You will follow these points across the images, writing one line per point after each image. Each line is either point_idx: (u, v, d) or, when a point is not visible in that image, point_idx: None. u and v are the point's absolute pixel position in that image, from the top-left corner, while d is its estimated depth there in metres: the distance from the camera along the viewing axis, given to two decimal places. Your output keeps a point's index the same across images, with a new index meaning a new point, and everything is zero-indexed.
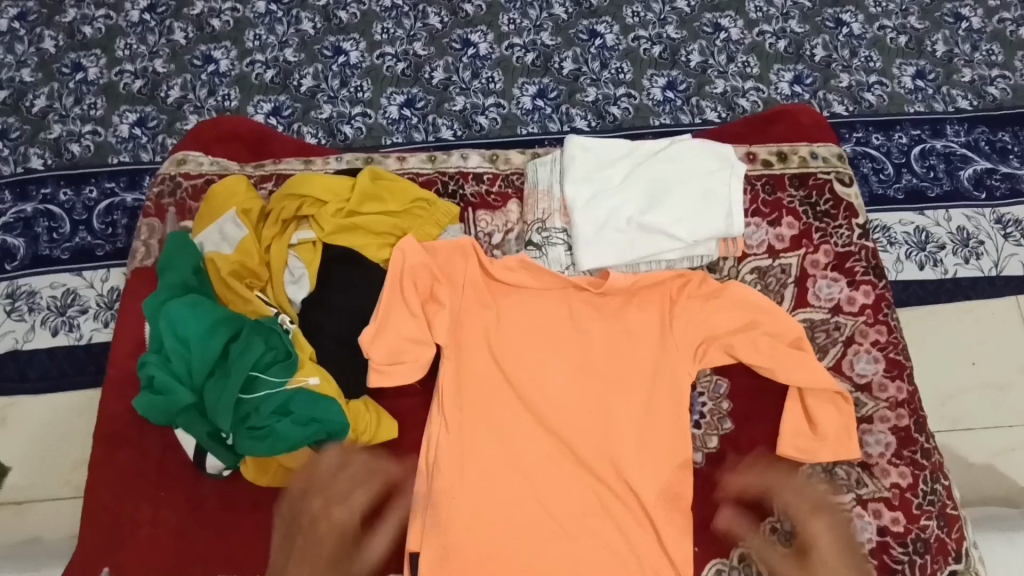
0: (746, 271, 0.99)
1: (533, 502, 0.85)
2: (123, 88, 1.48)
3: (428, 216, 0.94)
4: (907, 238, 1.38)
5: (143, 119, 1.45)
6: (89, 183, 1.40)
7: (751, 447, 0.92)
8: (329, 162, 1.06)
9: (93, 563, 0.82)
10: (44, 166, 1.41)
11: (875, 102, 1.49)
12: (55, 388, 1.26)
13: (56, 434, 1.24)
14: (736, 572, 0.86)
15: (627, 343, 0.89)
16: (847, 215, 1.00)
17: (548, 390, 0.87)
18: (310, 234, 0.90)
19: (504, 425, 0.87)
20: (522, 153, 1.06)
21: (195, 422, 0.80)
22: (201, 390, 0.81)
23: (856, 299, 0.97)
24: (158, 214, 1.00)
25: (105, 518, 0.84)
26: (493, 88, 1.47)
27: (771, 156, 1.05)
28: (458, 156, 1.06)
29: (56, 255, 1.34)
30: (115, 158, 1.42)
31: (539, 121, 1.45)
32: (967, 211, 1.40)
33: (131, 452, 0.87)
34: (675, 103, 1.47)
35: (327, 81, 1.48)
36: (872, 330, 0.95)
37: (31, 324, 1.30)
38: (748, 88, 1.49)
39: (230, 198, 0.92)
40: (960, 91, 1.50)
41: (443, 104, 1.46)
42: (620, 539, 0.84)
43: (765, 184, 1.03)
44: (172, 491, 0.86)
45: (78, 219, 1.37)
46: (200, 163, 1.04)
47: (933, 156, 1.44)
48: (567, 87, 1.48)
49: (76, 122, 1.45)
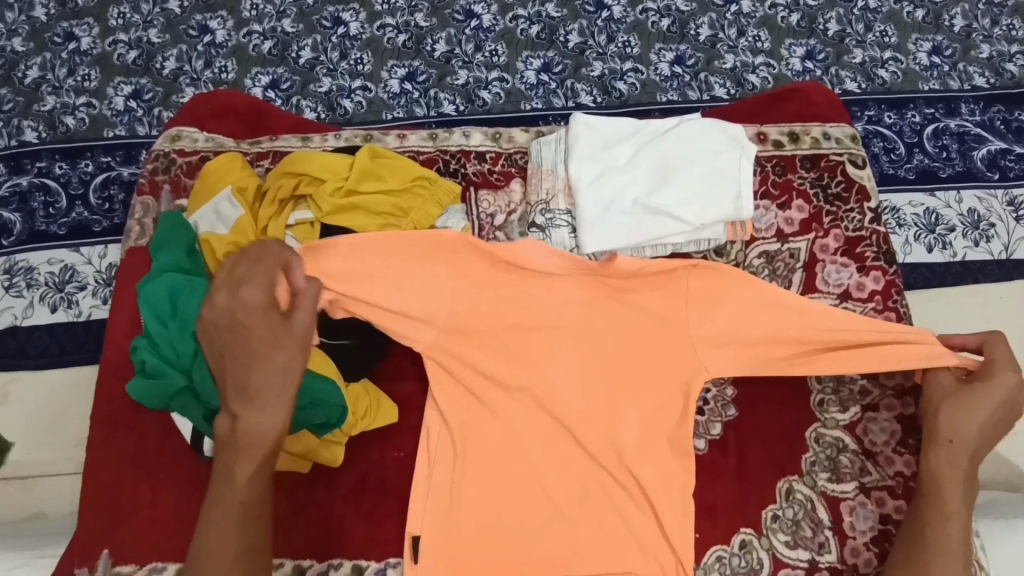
0: (753, 255, 0.97)
1: (535, 488, 0.84)
2: (117, 59, 1.44)
3: (429, 195, 0.90)
4: (917, 219, 1.35)
5: (138, 91, 1.42)
6: (85, 157, 1.37)
7: (755, 434, 0.90)
8: (327, 140, 1.03)
9: (92, 545, 0.81)
10: (38, 139, 1.38)
11: (889, 79, 1.44)
12: (53, 364, 1.25)
13: (54, 411, 1.22)
14: (736, 558, 0.85)
15: (634, 330, 0.87)
16: (858, 198, 0.98)
17: (553, 378, 0.86)
18: (308, 215, 0.87)
19: (505, 411, 0.86)
20: (525, 131, 1.03)
21: (189, 406, 0.78)
22: (190, 372, 0.78)
23: (865, 285, 0.95)
24: (153, 192, 0.98)
25: (105, 499, 0.83)
26: (496, 61, 1.43)
27: (782, 137, 1.02)
28: (459, 134, 1.03)
29: (53, 231, 1.32)
30: (110, 132, 1.39)
31: (544, 96, 1.41)
32: (979, 193, 1.37)
33: (130, 433, 0.86)
34: (682, 79, 1.43)
35: (325, 53, 1.43)
36: (881, 317, 0.93)
37: (29, 301, 1.28)
38: (758, 64, 1.44)
39: (226, 177, 0.90)
40: (977, 68, 1.46)
41: (445, 78, 1.42)
42: (621, 524, 0.83)
43: (776, 165, 1.00)
44: (172, 472, 0.85)
45: (74, 193, 1.34)
46: (195, 139, 1.01)
47: (947, 135, 1.40)
48: (572, 61, 1.43)
49: (70, 94, 1.41)
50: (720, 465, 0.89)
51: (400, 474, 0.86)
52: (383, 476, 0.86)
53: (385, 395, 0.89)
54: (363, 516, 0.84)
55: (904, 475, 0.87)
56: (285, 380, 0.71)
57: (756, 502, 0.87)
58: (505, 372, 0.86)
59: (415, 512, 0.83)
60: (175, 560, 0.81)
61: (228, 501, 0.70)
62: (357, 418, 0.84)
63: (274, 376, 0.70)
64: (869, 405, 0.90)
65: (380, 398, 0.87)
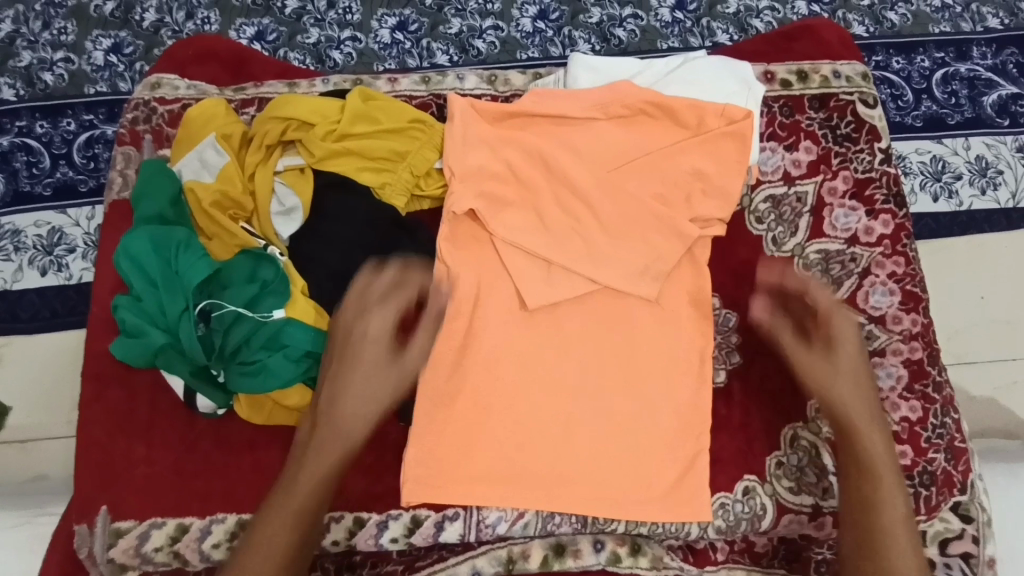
0: (759, 200, 0.94)
1: (536, 438, 0.83)
2: (94, 11, 1.34)
3: (427, 138, 0.86)
4: (923, 167, 1.30)
5: (118, 45, 1.32)
6: (67, 114, 1.28)
7: (762, 382, 0.89)
8: (315, 85, 0.98)
9: (90, 501, 0.80)
10: (16, 97, 1.29)
11: (898, 22, 1.38)
12: (42, 328, 1.19)
13: (47, 379, 1.17)
14: (739, 504, 0.85)
15: (633, 292, 0.85)
16: (869, 138, 0.94)
17: (556, 327, 0.86)
18: (297, 161, 0.83)
19: (501, 369, 0.84)
20: (523, 74, 0.99)
21: (173, 361, 0.74)
22: (173, 330, 0.74)
23: (874, 229, 0.92)
24: (134, 142, 0.93)
25: (98, 455, 0.82)
26: (490, 8, 1.35)
27: (790, 76, 0.97)
28: (453, 77, 0.98)
29: (37, 192, 1.24)
30: (92, 88, 1.30)
31: (541, 44, 1.34)
32: (987, 139, 1.32)
33: (120, 392, 0.84)
34: (684, 25, 1.36)
35: (312, 1, 1.35)
36: (890, 261, 0.91)
37: (17, 264, 1.21)
38: (763, 8, 1.37)
39: (208, 123, 0.85)
40: (990, 8, 1.40)
41: (438, 27, 1.34)
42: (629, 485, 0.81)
43: (783, 106, 0.96)
44: (165, 430, 0.83)
45: (57, 153, 1.26)
46: (176, 87, 0.96)
47: (956, 80, 1.35)
48: (570, 8, 1.36)
49: (46, 48, 1.31)
50: (723, 413, 0.89)
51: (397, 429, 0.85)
52: (382, 430, 0.85)
53: None
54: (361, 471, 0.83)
55: (910, 420, 0.86)
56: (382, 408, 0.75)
57: (760, 450, 0.87)
58: (503, 332, 0.85)
59: (410, 482, 0.80)
60: (174, 515, 0.80)
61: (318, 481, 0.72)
62: None
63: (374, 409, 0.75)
64: (875, 351, 0.89)
65: None
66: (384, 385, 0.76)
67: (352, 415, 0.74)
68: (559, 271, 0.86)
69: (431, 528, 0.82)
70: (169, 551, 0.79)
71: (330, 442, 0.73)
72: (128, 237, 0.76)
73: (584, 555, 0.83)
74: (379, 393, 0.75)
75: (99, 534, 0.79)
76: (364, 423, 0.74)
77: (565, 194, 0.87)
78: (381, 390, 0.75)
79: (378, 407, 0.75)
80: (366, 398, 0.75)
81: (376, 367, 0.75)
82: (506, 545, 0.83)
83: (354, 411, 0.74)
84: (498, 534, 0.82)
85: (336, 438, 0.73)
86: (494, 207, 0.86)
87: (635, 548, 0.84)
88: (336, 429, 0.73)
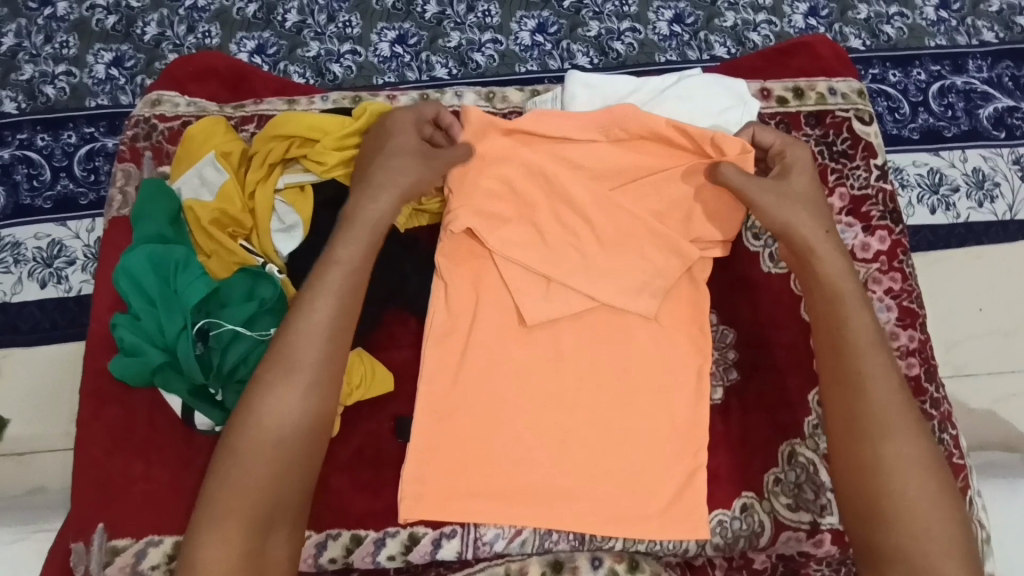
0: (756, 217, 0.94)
1: (534, 456, 0.83)
2: (96, 25, 1.35)
3: None
4: (920, 180, 1.31)
5: (119, 58, 1.33)
6: (67, 127, 1.29)
7: (759, 398, 0.89)
8: (314, 102, 0.99)
9: (87, 519, 0.80)
10: (18, 110, 1.29)
11: (894, 36, 1.39)
12: (42, 340, 1.18)
13: (45, 392, 1.17)
14: (738, 521, 0.84)
15: (632, 308, 0.86)
16: (865, 155, 0.95)
17: (553, 344, 0.86)
18: (298, 178, 0.84)
19: (498, 387, 0.84)
20: (520, 91, 0.99)
21: (171, 379, 0.75)
22: (172, 349, 0.75)
23: (870, 245, 0.92)
24: (134, 158, 0.94)
25: (96, 472, 0.81)
26: (490, 22, 1.36)
27: (786, 93, 0.98)
28: (452, 94, 0.99)
29: (38, 205, 1.24)
30: (93, 101, 1.31)
31: (539, 58, 1.35)
32: (984, 152, 1.33)
33: (118, 408, 0.84)
34: (681, 38, 1.37)
35: (313, 16, 1.36)
36: (887, 277, 0.91)
37: (17, 276, 1.21)
38: (760, 22, 1.38)
39: (208, 141, 0.85)
40: (986, 22, 1.41)
41: (437, 40, 1.35)
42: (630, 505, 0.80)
43: (779, 123, 0.96)
44: (163, 446, 0.83)
45: (57, 166, 1.26)
46: (176, 104, 0.97)
47: (953, 93, 1.36)
48: (568, 21, 1.37)
49: (48, 62, 1.32)
50: (721, 428, 0.88)
51: (394, 445, 0.85)
52: (380, 446, 0.85)
53: (381, 365, 0.86)
54: (357, 487, 0.83)
55: None
56: (309, 400, 0.71)
57: (758, 467, 0.87)
58: (501, 350, 0.86)
59: (408, 499, 0.80)
60: (171, 533, 0.80)
61: (247, 484, 0.67)
62: (352, 388, 0.83)
63: (297, 402, 0.70)
64: None
65: (375, 368, 0.85)
66: (306, 375, 0.71)
67: (273, 412, 0.69)
68: (557, 288, 0.87)
69: (429, 545, 0.81)
70: (166, 569, 0.79)
71: (252, 443, 0.68)
72: (126, 256, 0.77)
73: (582, 571, 0.83)
74: (295, 387, 0.70)
75: (95, 553, 0.79)
76: (286, 421, 0.69)
77: (562, 210, 0.87)
78: (302, 385, 0.70)
79: (304, 397, 0.70)
80: (291, 388, 0.70)
81: (301, 360, 0.71)
82: (504, 562, 0.83)
83: (272, 407, 0.69)
84: (496, 551, 0.82)
85: (259, 438, 0.68)
86: (492, 224, 0.86)
87: (633, 565, 0.83)
88: (250, 431, 0.68)
